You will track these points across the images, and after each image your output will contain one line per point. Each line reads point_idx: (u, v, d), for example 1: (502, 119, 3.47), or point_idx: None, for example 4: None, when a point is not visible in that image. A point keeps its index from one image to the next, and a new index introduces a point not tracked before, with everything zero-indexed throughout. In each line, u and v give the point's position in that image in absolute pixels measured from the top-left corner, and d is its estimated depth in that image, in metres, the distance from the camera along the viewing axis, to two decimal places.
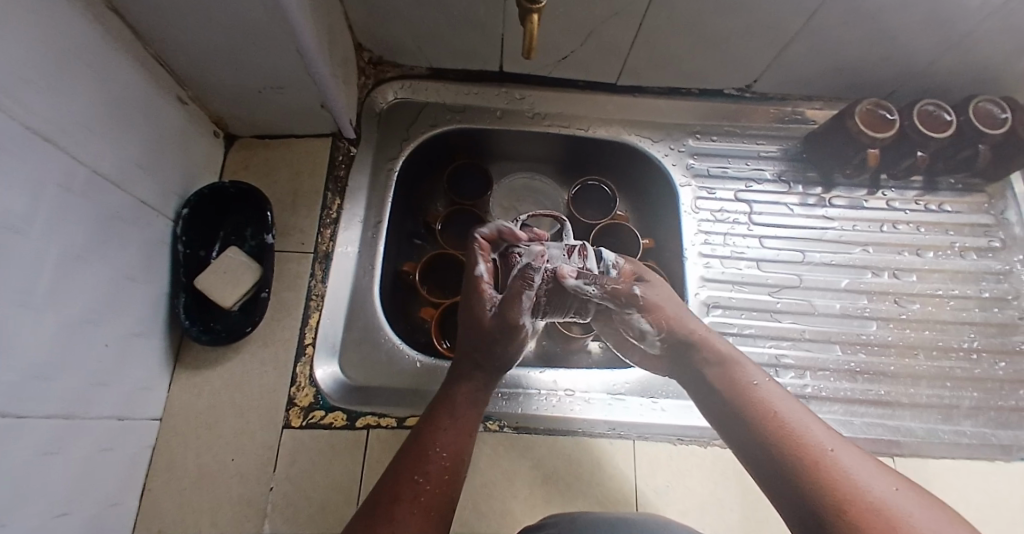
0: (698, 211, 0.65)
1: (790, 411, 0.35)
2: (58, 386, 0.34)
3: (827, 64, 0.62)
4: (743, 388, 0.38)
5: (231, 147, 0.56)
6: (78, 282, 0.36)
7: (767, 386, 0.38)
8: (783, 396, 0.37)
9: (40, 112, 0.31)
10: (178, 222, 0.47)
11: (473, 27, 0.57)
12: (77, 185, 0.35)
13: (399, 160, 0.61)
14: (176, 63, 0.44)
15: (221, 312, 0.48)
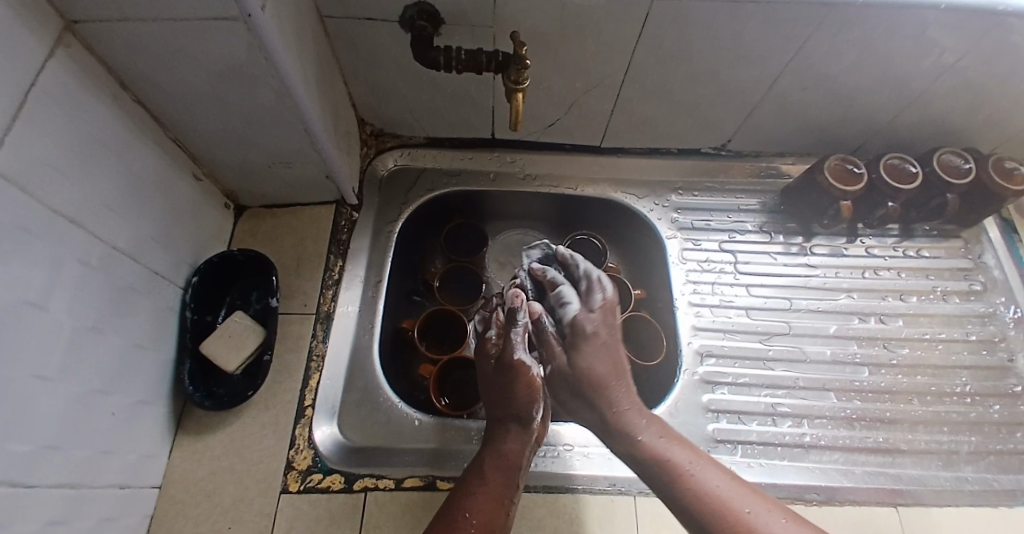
0: (686, 262, 0.67)
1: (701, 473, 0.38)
2: (67, 455, 0.35)
3: (793, 123, 0.67)
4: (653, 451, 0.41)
5: (241, 216, 0.60)
6: (91, 351, 0.37)
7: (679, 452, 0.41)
8: (694, 458, 0.40)
9: (66, 195, 0.34)
10: (188, 289, 0.50)
11: (465, 102, 0.62)
12: (95, 259, 0.38)
13: (399, 222, 0.65)
14: (193, 144, 0.48)
15: (224, 376, 0.49)
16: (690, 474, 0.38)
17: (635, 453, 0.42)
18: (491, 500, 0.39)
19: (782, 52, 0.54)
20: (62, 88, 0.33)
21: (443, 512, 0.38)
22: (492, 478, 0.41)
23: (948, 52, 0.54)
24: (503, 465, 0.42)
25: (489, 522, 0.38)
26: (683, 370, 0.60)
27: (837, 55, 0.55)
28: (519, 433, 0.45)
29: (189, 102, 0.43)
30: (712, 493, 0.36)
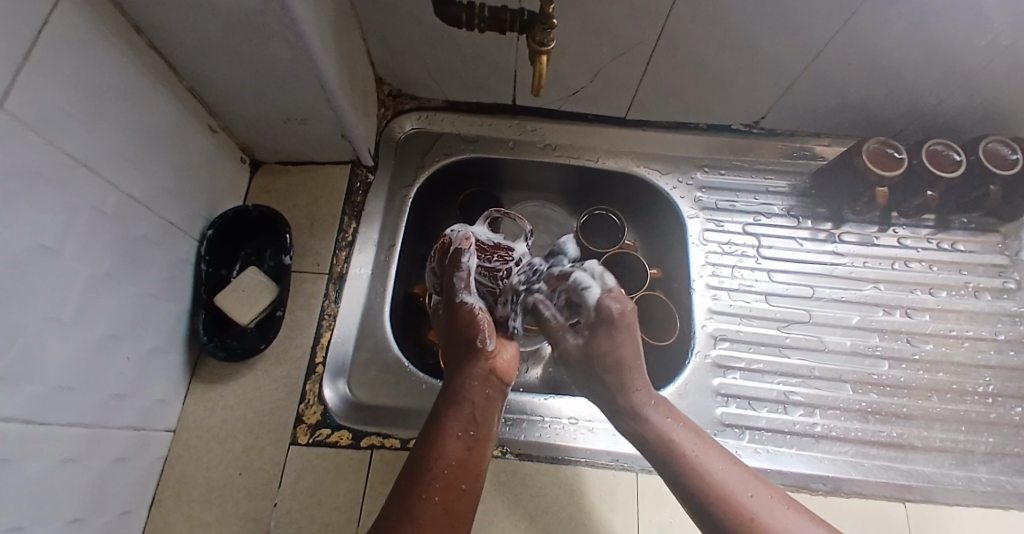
0: (706, 242, 0.65)
1: (705, 456, 0.41)
2: (82, 398, 0.35)
3: (833, 102, 0.63)
4: (658, 433, 0.43)
5: (256, 172, 0.59)
6: (106, 297, 0.38)
7: (683, 432, 0.43)
8: (697, 440, 0.42)
9: (77, 141, 0.34)
10: (203, 241, 0.49)
11: (486, 64, 0.60)
12: (110, 207, 0.37)
13: (414, 187, 0.64)
14: (207, 94, 0.47)
15: (237, 329, 0.49)
16: (705, 467, 0.40)
17: (655, 452, 0.43)
18: (458, 443, 0.38)
19: (830, 22, 0.50)
20: (73, 27, 0.32)
21: (408, 472, 0.37)
22: (454, 421, 0.39)
23: (1008, 30, 0.50)
24: (463, 369, 0.43)
25: (455, 464, 0.37)
26: (696, 352, 0.59)
27: (887, 27, 0.51)
28: (470, 366, 0.43)
29: (202, 51, 0.41)
30: (706, 470, 0.40)
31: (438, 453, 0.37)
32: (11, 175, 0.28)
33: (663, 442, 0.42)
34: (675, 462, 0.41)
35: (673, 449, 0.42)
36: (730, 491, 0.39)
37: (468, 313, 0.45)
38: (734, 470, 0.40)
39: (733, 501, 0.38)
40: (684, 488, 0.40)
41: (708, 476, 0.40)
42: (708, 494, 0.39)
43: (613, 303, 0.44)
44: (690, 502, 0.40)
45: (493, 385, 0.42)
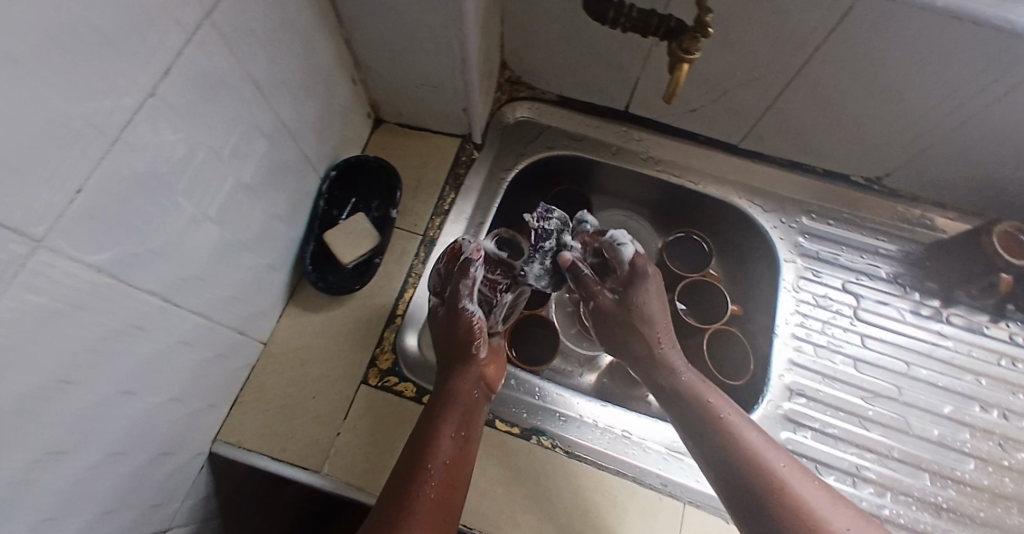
0: (799, 290, 0.63)
1: (734, 420, 0.45)
2: (207, 291, 0.39)
3: (973, 174, 0.58)
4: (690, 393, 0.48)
5: (376, 129, 0.62)
6: (246, 208, 0.41)
7: (714, 395, 0.48)
8: (726, 404, 0.47)
9: (258, 65, 0.38)
10: (325, 181, 0.53)
11: (611, 66, 0.60)
12: (266, 128, 0.41)
13: (512, 172, 0.66)
14: (358, 48, 0.51)
15: (336, 267, 0.53)
16: (732, 428, 0.44)
17: (684, 408, 0.48)
18: (452, 442, 0.42)
19: (997, 86, 0.47)
20: None
21: (403, 469, 0.41)
22: (449, 423, 0.43)
23: None
24: (456, 373, 0.47)
25: (450, 463, 0.41)
26: (767, 399, 0.56)
27: None
28: (466, 373, 0.47)
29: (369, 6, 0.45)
30: (733, 428, 0.44)
31: (434, 453, 0.41)
32: (202, 79, 0.32)
33: (694, 400, 0.47)
34: (708, 425, 0.45)
35: (704, 408, 0.46)
36: (754, 452, 0.43)
37: (469, 321, 0.49)
38: (760, 436, 0.44)
39: (757, 461, 0.42)
40: (710, 445, 0.44)
41: (733, 435, 0.44)
42: (732, 451, 0.43)
43: (642, 263, 0.53)
44: (710, 461, 0.44)
45: (481, 391, 0.47)
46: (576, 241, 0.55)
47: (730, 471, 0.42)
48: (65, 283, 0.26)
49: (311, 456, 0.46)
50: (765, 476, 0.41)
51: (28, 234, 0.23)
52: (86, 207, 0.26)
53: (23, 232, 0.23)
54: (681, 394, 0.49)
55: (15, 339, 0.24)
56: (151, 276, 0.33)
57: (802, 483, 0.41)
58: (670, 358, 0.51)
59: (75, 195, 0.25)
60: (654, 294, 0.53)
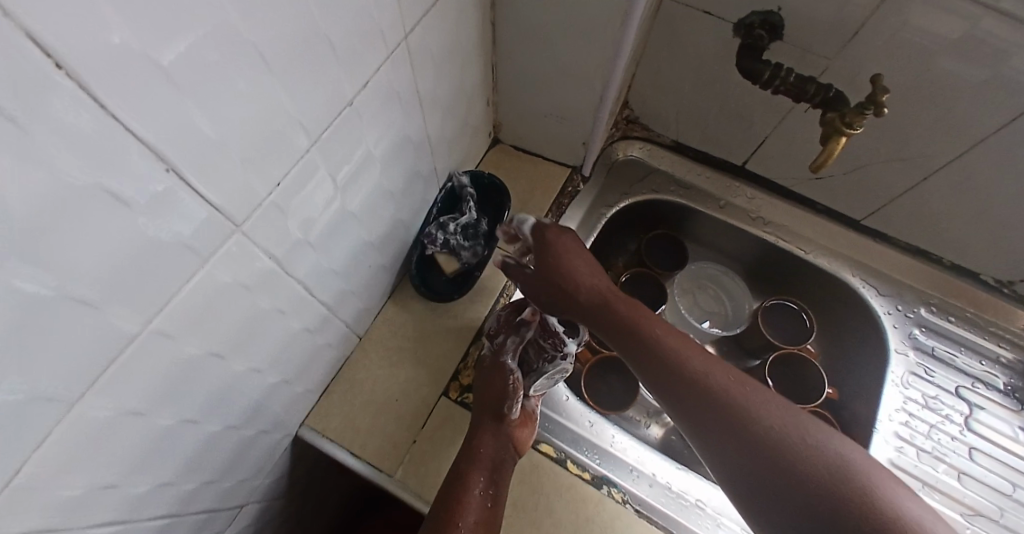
0: (907, 386, 0.58)
1: (771, 420, 0.36)
2: (337, 284, 0.41)
3: None
4: (714, 397, 0.37)
5: (492, 148, 0.64)
6: (383, 211, 0.43)
7: (738, 389, 0.38)
8: (756, 397, 0.37)
9: (428, 81, 0.39)
10: (443, 191, 0.54)
11: (741, 123, 0.59)
12: (416, 139, 0.43)
13: (614, 209, 0.65)
14: (502, 72, 0.52)
15: (437, 275, 0.53)
16: (771, 432, 0.35)
17: (705, 418, 0.37)
18: (480, 499, 0.41)
19: None
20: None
21: (432, 527, 0.40)
22: (477, 482, 0.42)
23: None
24: (487, 431, 0.45)
25: (480, 525, 0.40)
26: None
27: None
28: (492, 432, 0.44)
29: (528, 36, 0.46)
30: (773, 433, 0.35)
31: (463, 514, 0.40)
32: (386, 90, 0.34)
33: (717, 405, 0.37)
34: (745, 437, 0.35)
35: (732, 417, 0.36)
36: (811, 460, 0.33)
37: (508, 380, 0.47)
38: (809, 430, 0.35)
39: (820, 469, 0.33)
40: (755, 468, 0.35)
41: (779, 440, 0.35)
42: (785, 469, 0.33)
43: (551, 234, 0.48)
44: (758, 485, 0.34)
45: (511, 452, 0.45)
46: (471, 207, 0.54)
47: (789, 493, 0.33)
48: (247, 266, 0.28)
49: (388, 460, 0.46)
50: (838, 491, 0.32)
51: (230, 218, 0.25)
52: (282, 197, 0.29)
53: (226, 216, 0.25)
54: (684, 382, 0.39)
55: (197, 306, 0.26)
56: (303, 264, 0.34)
57: (881, 479, 0.32)
58: (671, 345, 0.41)
59: (276, 186, 0.28)
60: (577, 247, 0.48)
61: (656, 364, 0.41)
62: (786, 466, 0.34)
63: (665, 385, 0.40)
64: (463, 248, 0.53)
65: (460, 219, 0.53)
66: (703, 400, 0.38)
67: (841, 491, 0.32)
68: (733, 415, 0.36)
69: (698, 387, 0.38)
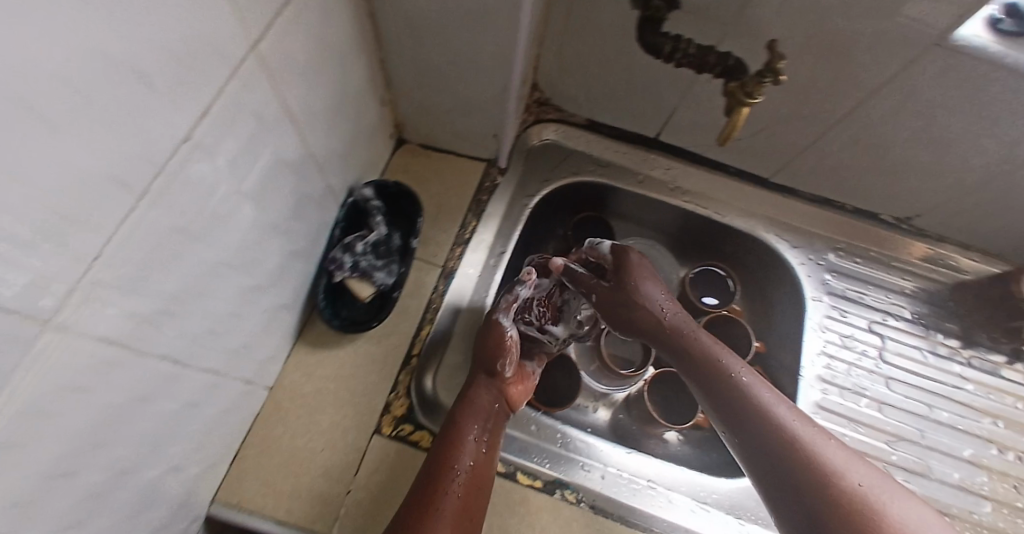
0: (825, 330, 0.61)
1: (785, 418, 0.41)
2: (222, 342, 0.35)
3: (1005, 221, 0.58)
4: (741, 390, 0.44)
5: (397, 150, 0.58)
6: (268, 249, 0.37)
7: (768, 394, 0.44)
8: (781, 404, 0.43)
9: (294, 95, 0.34)
10: (343, 208, 0.48)
11: (649, 96, 0.58)
12: (294, 162, 0.37)
13: (537, 198, 0.62)
14: (390, 68, 0.47)
15: (351, 301, 0.48)
16: (782, 424, 0.41)
17: (729, 401, 0.44)
18: (474, 449, 0.43)
19: None
20: None
21: (427, 475, 0.41)
22: (473, 433, 0.43)
23: None
24: (486, 385, 0.47)
25: (474, 478, 0.41)
26: None
27: None
28: (483, 385, 0.47)
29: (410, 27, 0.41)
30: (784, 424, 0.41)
31: (456, 460, 0.41)
32: (236, 117, 0.28)
33: (742, 397, 0.44)
34: (759, 422, 0.42)
35: (753, 405, 0.43)
36: (809, 448, 0.39)
37: (503, 333, 0.49)
38: (817, 433, 0.40)
39: (814, 457, 0.38)
40: (761, 443, 0.41)
41: (788, 432, 0.40)
42: (785, 449, 0.39)
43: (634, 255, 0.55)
44: (761, 462, 0.40)
45: (503, 407, 0.47)
46: (379, 218, 0.49)
47: (784, 468, 0.39)
48: (79, 364, 0.22)
49: (319, 518, 0.41)
50: (824, 471, 0.37)
51: (35, 316, 0.19)
52: (114, 266, 0.22)
53: (29, 315, 0.19)
54: (742, 411, 0.43)
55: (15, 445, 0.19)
56: (161, 338, 0.28)
57: (867, 477, 0.37)
58: (712, 350, 0.48)
59: (99, 252, 0.21)
60: (647, 272, 0.55)
61: (717, 395, 0.46)
62: (823, 498, 0.35)
63: (725, 413, 0.44)
64: (376, 270, 0.47)
65: (369, 236, 0.47)
66: (732, 388, 0.45)
67: (821, 473, 0.37)
68: (781, 446, 0.40)
69: (753, 418, 0.42)
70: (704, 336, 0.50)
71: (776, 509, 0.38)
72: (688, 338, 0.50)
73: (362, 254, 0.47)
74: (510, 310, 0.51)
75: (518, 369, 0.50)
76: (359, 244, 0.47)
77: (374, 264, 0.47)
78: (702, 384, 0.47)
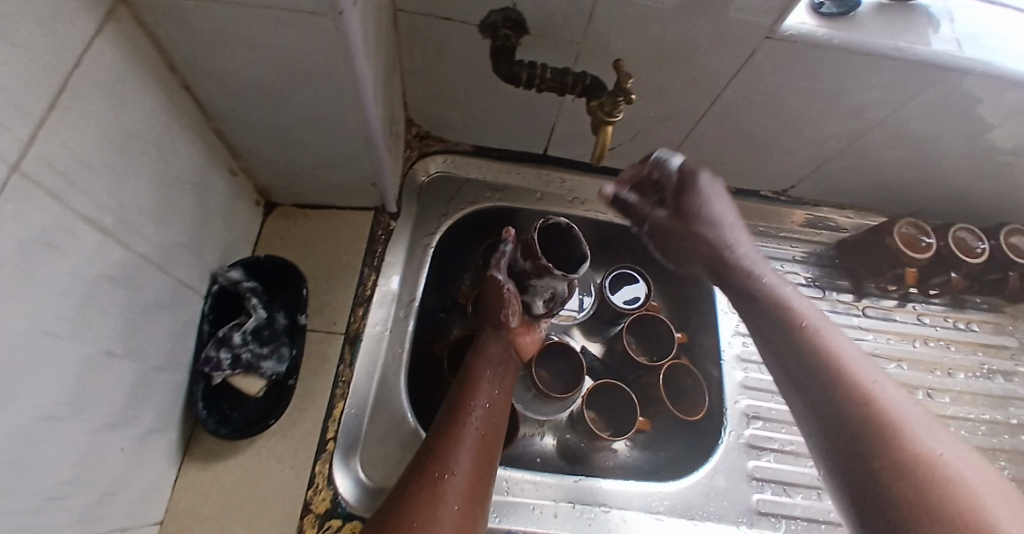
0: (736, 311, 0.65)
1: (864, 374, 0.32)
2: (70, 504, 0.29)
3: (864, 180, 0.64)
4: (799, 331, 0.36)
5: (270, 215, 0.53)
6: (109, 378, 0.32)
7: (835, 338, 0.35)
8: (868, 365, 0.33)
9: (100, 204, 0.29)
10: (208, 299, 0.43)
11: (526, 116, 0.57)
12: (122, 274, 0.32)
13: (437, 235, 0.60)
14: (233, 138, 0.42)
15: (240, 398, 0.43)
16: (852, 374, 0.32)
17: (775, 321, 0.38)
18: (486, 410, 0.44)
19: (881, 106, 0.51)
20: (104, 75, 0.28)
21: (442, 430, 0.42)
22: (484, 394, 0.46)
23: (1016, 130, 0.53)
24: (495, 332, 0.51)
25: (486, 434, 0.43)
26: (728, 430, 0.58)
27: (926, 120, 0.52)
28: (490, 333, 0.51)
29: (238, 95, 0.37)
30: (846, 371, 0.32)
31: (469, 418, 0.43)
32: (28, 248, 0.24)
33: (806, 341, 0.35)
34: (814, 367, 0.33)
35: (821, 354, 0.34)
36: (873, 400, 0.30)
37: (500, 283, 0.53)
38: (891, 388, 0.31)
39: (877, 406, 0.30)
40: (819, 390, 0.32)
41: (852, 380, 0.32)
42: (849, 397, 0.31)
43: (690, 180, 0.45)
44: (811, 411, 0.33)
45: (511, 358, 0.51)
46: (253, 302, 0.45)
47: (846, 419, 0.30)
48: None
49: None
50: (882, 421, 0.29)
51: None
52: None
53: None
54: (812, 368, 0.34)
55: None
56: None
57: (946, 444, 0.28)
58: (787, 296, 0.39)
59: None
60: (722, 203, 0.44)
61: (785, 349, 0.36)
62: (874, 451, 0.28)
63: (798, 337, 0.36)
64: (263, 359, 0.44)
65: (247, 324, 0.43)
66: (786, 329, 0.37)
67: (875, 424, 0.29)
68: (865, 425, 0.29)
69: (837, 386, 0.32)
70: (785, 286, 0.40)
71: (832, 471, 0.30)
72: (755, 281, 0.41)
73: (242, 347, 0.42)
74: (500, 265, 0.53)
75: (524, 322, 0.54)
76: (236, 337, 0.42)
77: (258, 353, 0.44)
78: (762, 321, 0.39)
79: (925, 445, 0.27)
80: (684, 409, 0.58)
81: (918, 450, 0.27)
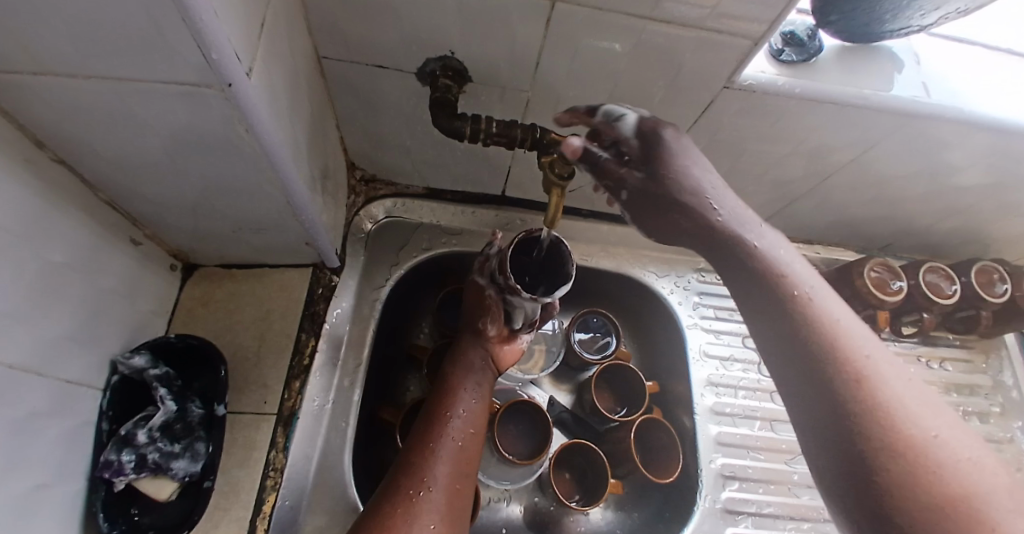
0: (707, 358, 0.61)
1: (861, 354, 0.28)
2: None
3: (831, 217, 0.62)
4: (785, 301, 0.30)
5: (188, 280, 0.48)
6: None
7: (828, 310, 0.30)
8: (865, 342, 0.28)
9: None
10: (108, 392, 0.38)
11: (479, 159, 0.53)
12: None
13: (388, 287, 0.55)
14: (131, 207, 0.37)
15: (150, 501, 0.38)
16: (844, 351, 0.28)
17: (754, 287, 0.32)
18: (464, 426, 0.41)
19: (847, 151, 0.49)
20: None
21: (418, 440, 0.39)
22: (462, 403, 0.43)
23: (982, 173, 0.51)
24: (472, 339, 0.48)
25: (466, 450, 0.40)
26: (703, 494, 0.54)
27: (891, 163, 0.50)
28: (467, 340, 0.48)
29: (124, 166, 0.32)
30: (835, 346, 0.28)
31: (449, 428, 0.40)
32: None
33: (793, 313, 0.30)
34: (800, 344, 0.29)
35: (813, 328, 0.29)
36: (866, 382, 0.27)
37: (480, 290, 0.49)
38: (889, 369, 0.27)
39: (869, 392, 0.26)
40: (803, 369, 0.28)
41: (842, 359, 0.28)
42: (837, 382, 0.27)
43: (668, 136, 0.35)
44: (794, 393, 0.29)
45: (491, 366, 0.48)
46: (165, 391, 0.39)
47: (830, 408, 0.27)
48: None
49: None
50: (873, 413, 0.25)
51: None
52: None
53: None
54: (795, 341, 0.29)
55: None
56: None
57: (945, 431, 0.25)
58: (764, 253, 0.32)
59: None
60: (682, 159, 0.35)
61: (766, 319, 0.31)
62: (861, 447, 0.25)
63: (779, 304, 0.30)
64: (173, 459, 0.38)
65: (154, 419, 0.38)
66: (769, 298, 0.31)
67: (866, 414, 0.26)
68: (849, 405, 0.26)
69: (820, 361, 0.28)
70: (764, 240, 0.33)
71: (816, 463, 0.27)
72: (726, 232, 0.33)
73: (149, 446, 0.37)
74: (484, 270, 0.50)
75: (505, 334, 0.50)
76: (142, 435, 0.37)
77: (169, 452, 0.38)
78: (747, 288, 0.32)
79: (921, 437, 0.24)
80: (658, 469, 0.54)
81: (910, 444, 0.24)
